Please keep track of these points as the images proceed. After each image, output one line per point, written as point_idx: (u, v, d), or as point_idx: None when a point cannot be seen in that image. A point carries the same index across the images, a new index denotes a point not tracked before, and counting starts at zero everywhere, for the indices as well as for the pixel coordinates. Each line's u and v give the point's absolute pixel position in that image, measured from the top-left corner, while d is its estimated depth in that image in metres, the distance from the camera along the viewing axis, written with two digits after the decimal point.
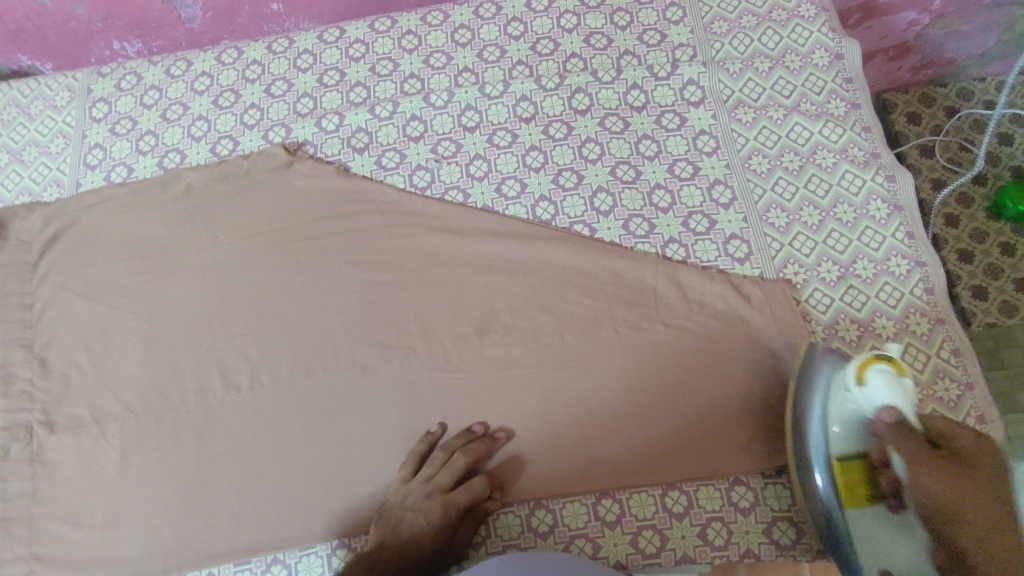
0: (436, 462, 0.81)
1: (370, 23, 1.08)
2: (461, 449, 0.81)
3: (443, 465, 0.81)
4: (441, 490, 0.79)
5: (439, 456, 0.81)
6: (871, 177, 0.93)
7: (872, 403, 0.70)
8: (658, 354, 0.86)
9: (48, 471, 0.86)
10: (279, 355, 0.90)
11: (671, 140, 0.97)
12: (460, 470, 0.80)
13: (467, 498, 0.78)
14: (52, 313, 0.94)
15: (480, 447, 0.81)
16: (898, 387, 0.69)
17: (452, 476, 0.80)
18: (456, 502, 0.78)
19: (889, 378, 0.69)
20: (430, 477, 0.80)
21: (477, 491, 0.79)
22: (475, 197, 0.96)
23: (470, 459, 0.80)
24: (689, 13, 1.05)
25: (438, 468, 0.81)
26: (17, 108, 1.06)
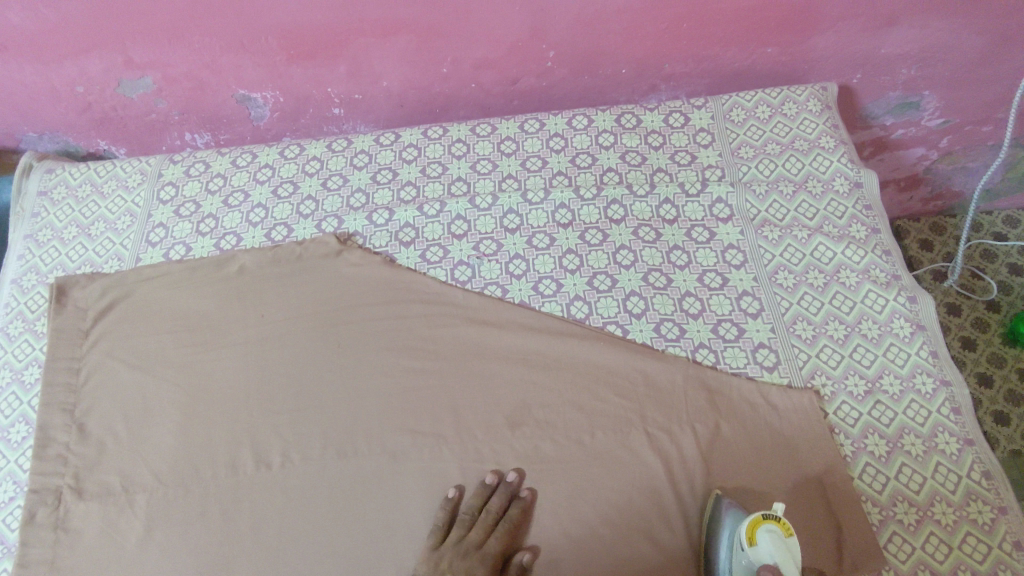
0: (463, 522, 0.84)
1: (423, 130, 1.18)
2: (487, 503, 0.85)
3: (471, 523, 0.84)
4: (474, 547, 0.82)
5: (467, 516, 0.84)
6: (894, 297, 0.97)
7: (757, 561, 0.76)
8: (687, 457, 0.87)
9: (70, 538, 0.86)
10: (313, 435, 0.91)
11: (700, 252, 1.03)
12: (488, 524, 0.83)
13: (501, 546, 0.82)
14: (98, 380, 0.96)
15: (502, 502, 0.85)
16: (784, 544, 0.75)
17: (482, 531, 0.83)
18: (493, 553, 0.82)
19: (776, 538, 0.76)
20: (460, 536, 0.83)
21: (507, 539, 0.83)
22: (513, 293, 1.01)
23: (496, 512, 0.84)
24: (718, 138, 1.14)
25: (467, 527, 0.84)
26: (91, 187, 1.15)
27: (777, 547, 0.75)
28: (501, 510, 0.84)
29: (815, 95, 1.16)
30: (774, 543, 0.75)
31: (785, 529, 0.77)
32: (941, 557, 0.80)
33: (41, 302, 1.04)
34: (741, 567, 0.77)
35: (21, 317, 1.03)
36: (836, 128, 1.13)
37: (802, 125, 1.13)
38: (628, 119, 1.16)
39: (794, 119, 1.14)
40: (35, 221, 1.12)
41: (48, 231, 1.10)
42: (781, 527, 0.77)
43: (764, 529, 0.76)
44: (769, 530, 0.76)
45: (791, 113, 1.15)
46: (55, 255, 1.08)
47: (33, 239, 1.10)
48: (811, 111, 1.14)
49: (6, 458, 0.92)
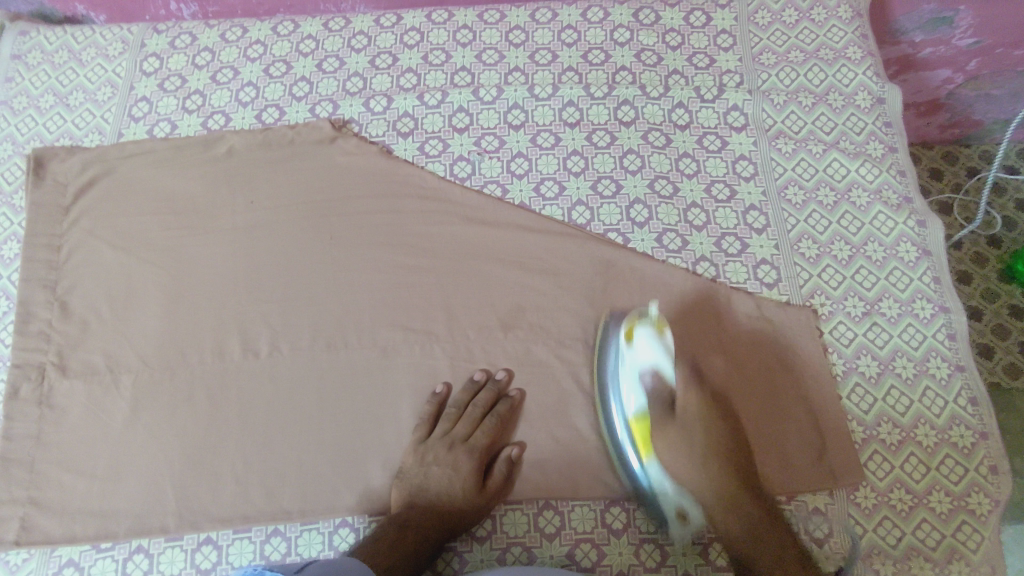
0: (449, 416, 0.84)
1: (427, 12, 1.09)
2: (473, 401, 0.85)
3: (458, 417, 0.84)
4: (462, 440, 0.83)
5: (453, 411, 0.84)
6: (904, 220, 0.95)
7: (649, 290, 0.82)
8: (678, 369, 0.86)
9: (54, 415, 0.85)
10: (302, 326, 0.89)
11: (710, 161, 0.99)
12: (475, 418, 0.84)
13: (488, 439, 0.83)
14: (79, 259, 0.93)
15: (489, 397, 0.85)
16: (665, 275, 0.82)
17: (469, 425, 0.83)
18: (480, 446, 0.82)
19: None
20: (446, 430, 0.83)
21: (494, 433, 0.83)
22: (514, 194, 0.97)
23: (483, 406, 0.84)
24: (740, 42, 1.07)
25: (453, 422, 0.84)
26: (68, 53, 1.07)
27: None
28: (488, 406, 0.84)
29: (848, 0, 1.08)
30: None
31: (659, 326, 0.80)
32: (917, 476, 0.81)
33: (17, 175, 0.99)
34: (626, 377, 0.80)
35: None
36: (865, 37, 1.06)
37: (830, 32, 1.06)
38: (647, 14, 1.09)
39: (822, 26, 1.07)
40: (8, 86, 1.05)
41: (22, 98, 1.04)
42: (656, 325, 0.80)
43: (640, 328, 0.80)
44: (645, 330, 0.80)
45: (820, 19, 1.07)
46: (31, 124, 1.02)
47: (7, 106, 1.03)
48: (842, 18, 1.07)
49: None
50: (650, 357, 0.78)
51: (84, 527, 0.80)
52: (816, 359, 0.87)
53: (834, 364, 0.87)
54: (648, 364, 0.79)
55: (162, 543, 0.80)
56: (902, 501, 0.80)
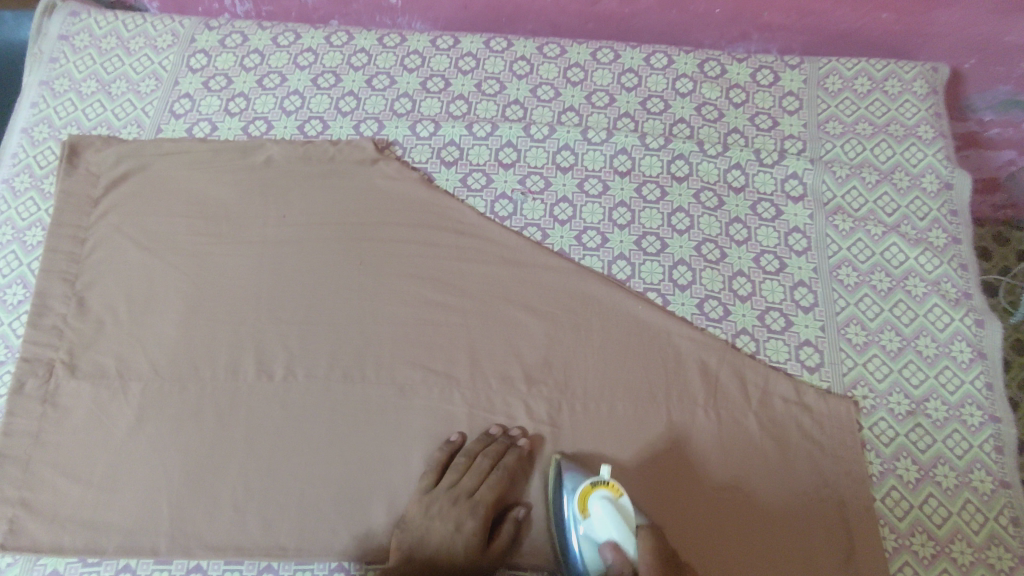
0: (457, 467, 0.79)
1: (485, 38, 1.06)
2: (482, 453, 0.80)
3: (466, 469, 0.79)
4: (468, 495, 0.78)
5: (462, 462, 0.80)
6: (961, 316, 0.90)
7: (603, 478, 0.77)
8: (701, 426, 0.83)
9: (57, 415, 0.82)
10: (320, 353, 0.86)
11: (762, 230, 0.94)
12: (483, 472, 0.79)
13: (495, 495, 0.79)
14: (102, 255, 0.90)
15: (498, 451, 0.80)
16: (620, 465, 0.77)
17: (476, 480, 0.79)
18: (486, 501, 0.78)
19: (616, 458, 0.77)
20: (452, 482, 0.79)
21: (501, 489, 0.79)
22: (554, 239, 0.93)
23: (492, 460, 0.80)
24: (806, 107, 1.02)
25: (460, 473, 0.79)
26: (117, 40, 1.05)
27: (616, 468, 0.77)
28: (497, 460, 0.80)
29: (924, 76, 1.04)
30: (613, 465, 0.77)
31: (614, 490, 0.74)
32: None
33: (50, 159, 0.96)
34: (585, 540, 0.74)
35: (29, 171, 0.96)
36: (938, 117, 1.01)
37: (901, 107, 1.02)
38: (712, 67, 1.05)
39: (894, 100, 1.02)
40: (52, 66, 1.02)
41: (65, 80, 1.01)
42: (612, 490, 0.75)
43: (595, 495, 0.74)
44: (600, 496, 0.74)
45: (893, 92, 1.03)
46: (71, 108, 1.00)
47: (48, 87, 1.01)
48: (916, 94, 1.03)
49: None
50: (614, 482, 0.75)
51: (72, 537, 0.77)
52: (852, 459, 0.82)
53: (872, 463, 0.83)
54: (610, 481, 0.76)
55: (151, 564, 0.76)
56: None
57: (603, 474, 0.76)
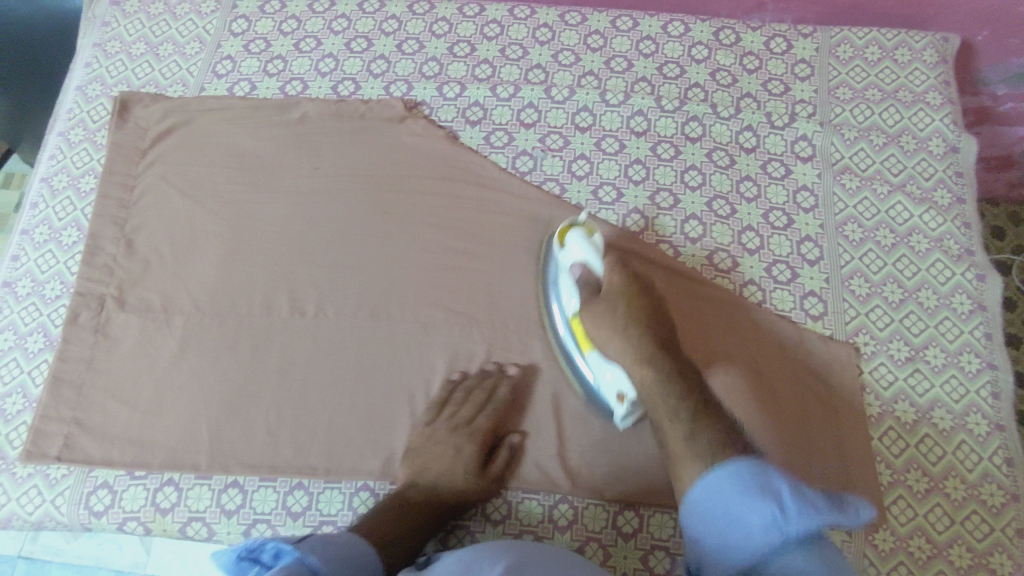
0: (456, 400, 0.85)
1: (510, 7, 1.11)
2: (478, 387, 0.86)
3: (464, 402, 0.85)
4: (465, 424, 0.84)
5: (459, 395, 0.85)
6: (963, 272, 0.93)
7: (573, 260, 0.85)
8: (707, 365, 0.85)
9: (108, 344, 0.89)
10: (349, 294, 0.92)
11: (772, 188, 0.98)
12: (479, 403, 0.85)
13: (491, 424, 0.84)
14: (150, 201, 0.97)
15: (492, 384, 0.86)
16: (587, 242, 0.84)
17: (474, 410, 0.84)
18: (482, 430, 0.84)
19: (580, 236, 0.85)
20: (452, 413, 0.84)
21: (497, 419, 0.85)
22: (571, 194, 0.98)
23: (487, 393, 0.85)
24: (818, 73, 1.06)
25: (458, 406, 0.85)
26: (164, 6, 1.12)
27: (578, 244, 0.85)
28: (492, 393, 0.86)
29: (934, 45, 1.07)
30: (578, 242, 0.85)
31: (587, 229, 0.87)
32: (940, 528, 0.80)
33: (103, 114, 1.04)
34: (566, 281, 0.86)
35: (83, 125, 1.03)
36: (947, 84, 1.05)
37: (910, 74, 1.05)
38: (727, 34, 1.09)
39: (903, 67, 1.06)
40: (105, 30, 1.10)
41: (117, 43, 1.09)
42: (585, 230, 0.87)
43: (571, 231, 0.86)
44: (575, 235, 0.86)
45: (902, 60, 1.06)
46: (122, 68, 1.07)
47: (100, 49, 1.08)
48: (925, 62, 1.06)
49: (56, 258, 0.95)
50: (580, 254, 0.84)
51: (121, 453, 0.83)
52: (852, 401, 0.86)
53: (871, 405, 0.87)
54: (578, 260, 0.84)
55: (192, 479, 0.83)
56: (922, 550, 0.79)
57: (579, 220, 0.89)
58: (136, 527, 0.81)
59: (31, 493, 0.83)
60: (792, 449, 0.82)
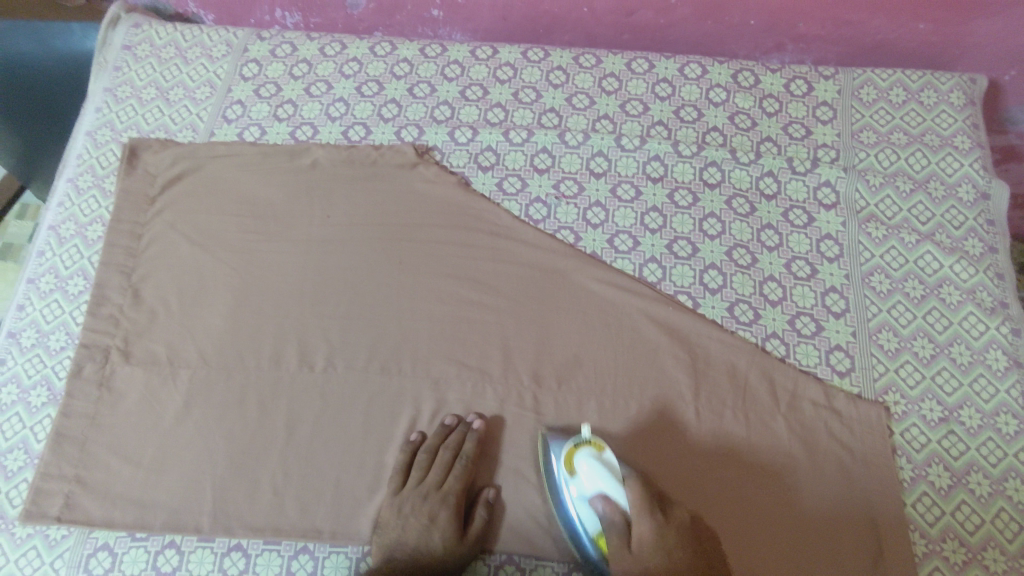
0: (422, 464, 0.82)
1: (523, 49, 1.09)
2: (442, 445, 0.83)
3: (430, 464, 0.82)
4: (436, 488, 0.81)
5: (425, 458, 0.82)
6: (997, 325, 0.89)
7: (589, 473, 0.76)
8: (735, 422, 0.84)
9: (111, 398, 0.87)
10: (358, 347, 0.89)
11: (794, 236, 0.95)
12: (447, 463, 0.82)
13: (462, 484, 0.81)
14: (158, 249, 0.96)
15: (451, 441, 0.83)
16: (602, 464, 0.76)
17: (441, 472, 0.81)
18: (454, 492, 0.81)
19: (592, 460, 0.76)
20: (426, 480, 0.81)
21: (468, 476, 0.82)
22: (587, 242, 0.95)
23: (457, 452, 0.82)
24: (840, 116, 1.03)
25: (426, 469, 0.82)
26: (176, 50, 1.11)
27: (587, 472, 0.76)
28: (458, 449, 0.83)
29: (961, 86, 1.04)
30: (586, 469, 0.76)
31: (598, 447, 0.78)
32: None
33: (112, 160, 1.03)
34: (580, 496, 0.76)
35: (92, 170, 1.02)
36: (975, 128, 1.01)
37: (937, 117, 1.02)
38: (745, 76, 1.06)
39: (929, 110, 1.03)
40: (117, 74, 1.09)
41: (128, 87, 1.08)
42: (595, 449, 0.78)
43: (581, 454, 0.77)
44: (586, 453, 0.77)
45: (928, 102, 1.03)
46: (132, 113, 1.06)
47: (111, 93, 1.08)
48: (952, 105, 1.03)
49: (62, 309, 0.93)
50: (593, 485, 0.75)
51: (122, 514, 0.81)
52: (883, 465, 0.82)
53: (903, 468, 0.82)
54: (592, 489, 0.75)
55: (194, 542, 0.80)
56: None
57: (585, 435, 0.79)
58: None
59: (29, 556, 0.80)
60: (815, 513, 0.80)
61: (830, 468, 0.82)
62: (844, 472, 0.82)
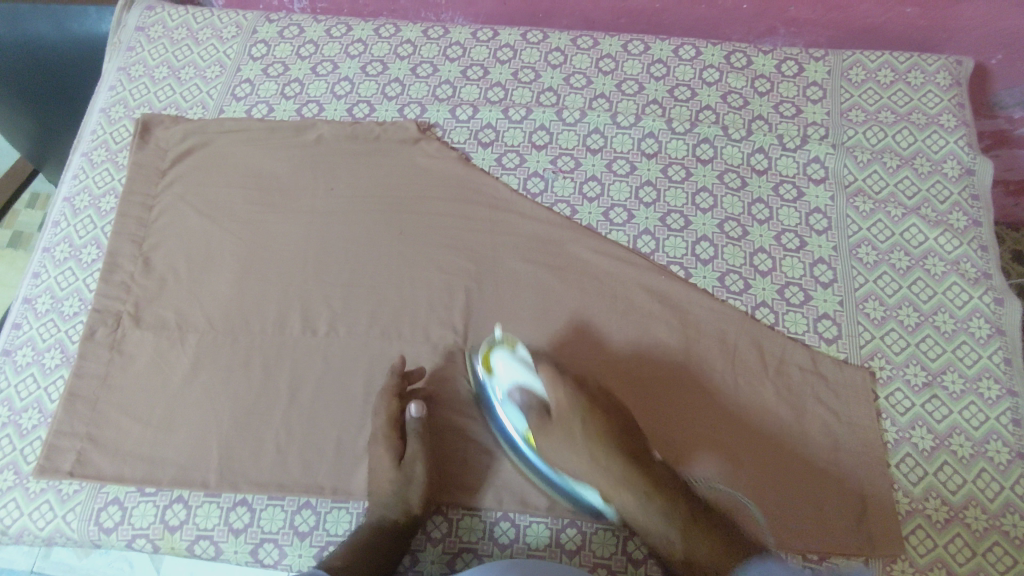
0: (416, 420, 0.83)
1: (523, 31, 1.13)
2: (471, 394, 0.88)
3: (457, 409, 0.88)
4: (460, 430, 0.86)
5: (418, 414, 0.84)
6: (980, 295, 0.92)
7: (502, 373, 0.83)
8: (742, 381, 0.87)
9: (122, 361, 0.90)
10: (360, 313, 0.92)
11: (784, 210, 0.98)
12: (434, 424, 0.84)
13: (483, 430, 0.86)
14: (168, 220, 0.99)
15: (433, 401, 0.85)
16: (514, 356, 0.84)
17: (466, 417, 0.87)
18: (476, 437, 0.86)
19: (504, 358, 0.83)
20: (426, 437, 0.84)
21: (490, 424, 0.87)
22: (582, 215, 0.98)
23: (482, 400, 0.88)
24: (830, 96, 1.06)
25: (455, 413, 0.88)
26: (187, 31, 1.15)
27: (504, 361, 0.83)
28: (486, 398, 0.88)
29: (948, 67, 1.07)
30: (502, 362, 0.84)
31: (510, 343, 0.85)
32: (961, 560, 0.78)
33: (125, 136, 1.06)
34: (504, 403, 0.84)
35: (105, 146, 1.06)
36: (961, 107, 1.04)
37: (924, 96, 1.05)
38: (738, 58, 1.09)
39: (917, 89, 1.05)
40: (129, 54, 1.13)
41: (140, 67, 1.12)
42: (506, 345, 0.85)
43: (493, 353, 0.85)
44: (499, 352, 0.84)
45: (916, 83, 1.06)
46: (144, 91, 1.10)
47: (124, 73, 1.11)
48: (939, 85, 1.05)
49: (75, 276, 0.96)
50: (510, 373, 0.83)
51: (132, 469, 0.84)
52: (867, 427, 0.85)
53: (886, 431, 0.85)
54: (509, 372, 0.83)
55: (201, 496, 0.83)
56: None
57: (496, 336, 0.87)
58: (144, 545, 0.82)
59: (43, 509, 0.83)
60: (801, 470, 0.83)
61: (815, 430, 0.85)
62: (831, 433, 0.85)
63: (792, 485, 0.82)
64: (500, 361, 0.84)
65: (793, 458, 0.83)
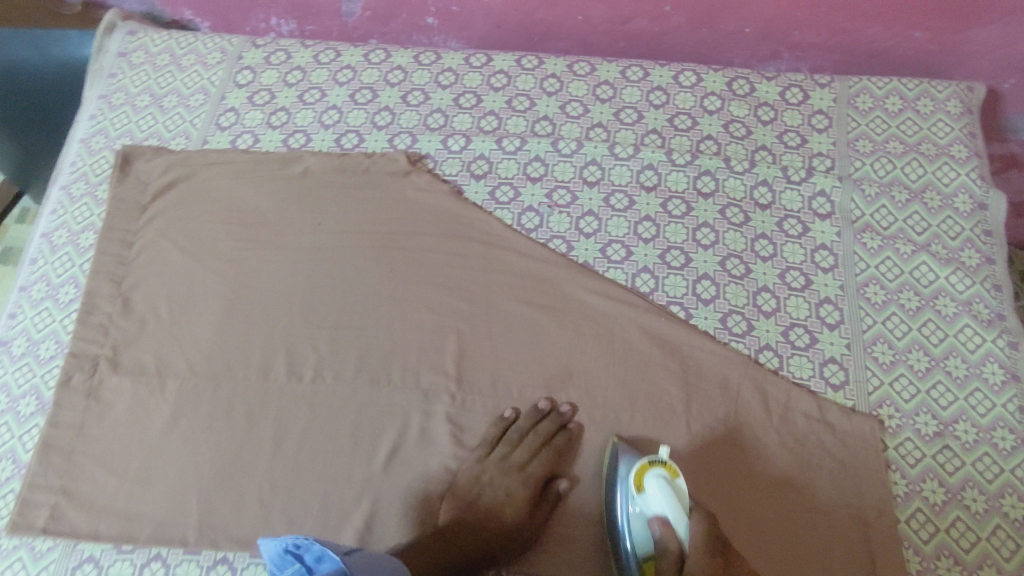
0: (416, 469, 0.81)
1: (517, 57, 1.09)
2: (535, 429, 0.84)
3: (517, 443, 0.83)
4: (517, 468, 0.82)
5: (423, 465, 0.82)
6: (993, 338, 0.88)
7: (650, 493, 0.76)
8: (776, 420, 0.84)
9: (100, 408, 0.87)
10: (347, 357, 0.89)
11: (789, 246, 0.94)
12: (534, 447, 0.83)
13: (542, 470, 0.82)
14: (148, 257, 0.95)
15: (500, 428, 0.84)
16: (669, 486, 0.77)
17: (527, 455, 0.82)
18: (533, 476, 0.82)
19: (663, 481, 0.77)
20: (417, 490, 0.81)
21: (549, 465, 0.83)
22: (578, 251, 0.95)
23: (543, 438, 0.83)
24: (836, 124, 1.02)
25: (512, 447, 0.83)
26: (170, 57, 1.11)
27: (665, 493, 0.76)
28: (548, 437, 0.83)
29: (958, 95, 1.03)
30: (661, 488, 0.76)
31: (671, 470, 0.78)
32: None
33: (105, 168, 1.02)
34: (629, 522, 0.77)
35: (85, 178, 1.02)
36: (972, 137, 1.00)
37: (934, 126, 1.01)
38: (741, 84, 1.05)
39: (926, 118, 1.02)
40: (111, 81, 1.09)
41: (122, 94, 1.08)
42: (668, 470, 0.78)
43: (652, 473, 0.77)
44: (657, 474, 0.77)
45: (925, 111, 1.02)
46: (126, 120, 1.06)
47: (105, 101, 1.08)
48: (949, 113, 1.02)
49: (52, 317, 0.93)
50: (662, 501, 0.76)
51: (109, 525, 0.80)
52: (876, 480, 0.81)
53: (895, 484, 0.81)
54: (659, 499, 0.76)
55: (180, 554, 0.79)
56: None
57: (661, 454, 0.79)
58: None
59: (15, 567, 0.79)
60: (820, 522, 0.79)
61: (821, 482, 0.81)
62: (844, 484, 0.81)
63: (786, 542, 0.78)
64: (654, 484, 0.76)
65: (807, 510, 0.80)
